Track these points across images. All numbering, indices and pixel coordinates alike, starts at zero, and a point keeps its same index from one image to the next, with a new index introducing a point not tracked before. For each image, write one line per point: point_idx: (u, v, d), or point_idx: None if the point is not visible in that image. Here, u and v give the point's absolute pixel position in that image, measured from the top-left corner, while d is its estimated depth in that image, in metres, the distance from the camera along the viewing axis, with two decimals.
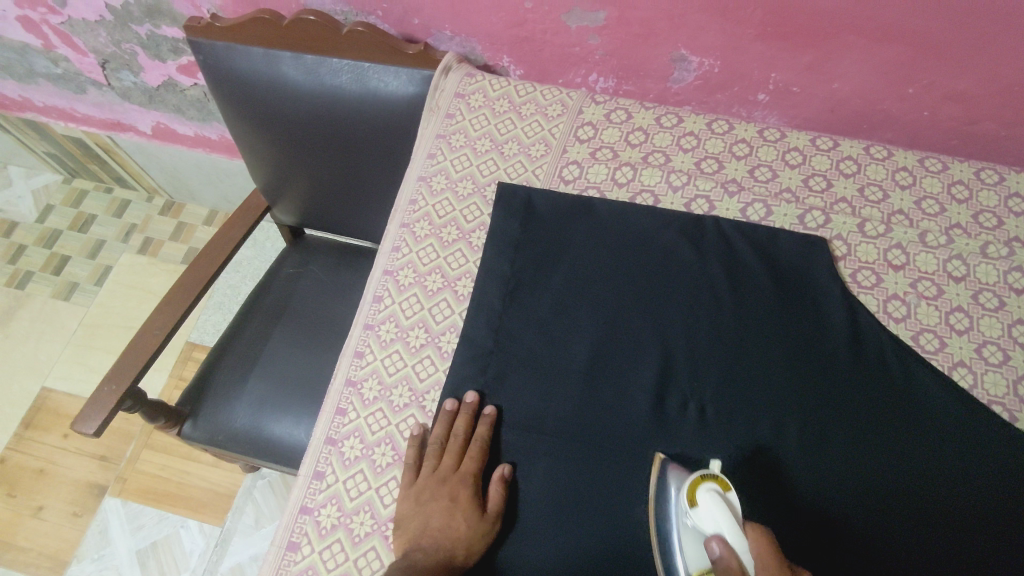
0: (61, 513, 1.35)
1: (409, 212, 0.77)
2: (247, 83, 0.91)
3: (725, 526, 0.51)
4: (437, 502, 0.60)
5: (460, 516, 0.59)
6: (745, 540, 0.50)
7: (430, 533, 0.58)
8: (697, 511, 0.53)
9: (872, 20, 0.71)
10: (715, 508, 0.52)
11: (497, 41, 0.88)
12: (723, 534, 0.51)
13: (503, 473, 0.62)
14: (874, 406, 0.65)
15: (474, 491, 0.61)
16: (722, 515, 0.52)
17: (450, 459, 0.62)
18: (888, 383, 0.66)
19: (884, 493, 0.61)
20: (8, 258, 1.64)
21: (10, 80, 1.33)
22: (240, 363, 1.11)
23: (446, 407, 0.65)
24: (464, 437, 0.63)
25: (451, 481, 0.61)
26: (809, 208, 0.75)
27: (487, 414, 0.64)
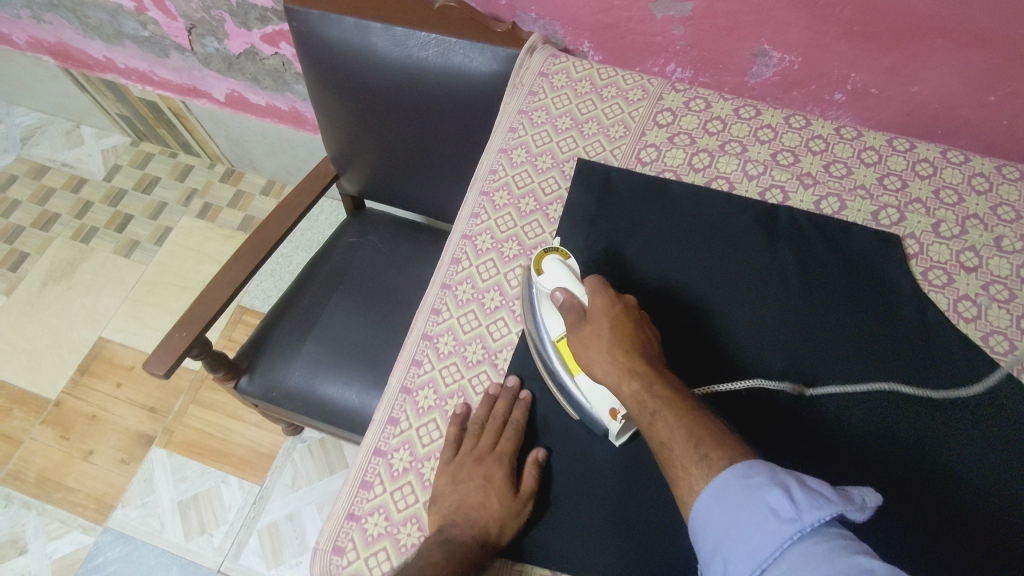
0: (109, 459, 1.39)
1: (489, 180, 0.79)
2: (335, 51, 0.94)
3: (566, 280, 0.64)
4: (473, 481, 0.60)
5: (495, 496, 0.59)
6: (582, 283, 0.63)
7: (465, 511, 0.58)
8: (543, 276, 0.65)
9: (963, 24, 0.72)
10: (555, 268, 0.64)
11: (580, 26, 0.91)
12: (564, 286, 0.63)
13: (537, 457, 0.62)
14: (927, 402, 0.64)
15: (508, 473, 0.61)
16: (563, 274, 0.64)
17: (487, 440, 0.62)
18: (946, 382, 0.65)
19: (952, 475, 0.60)
20: (74, 212, 1.70)
21: (98, 40, 1.39)
22: (298, 323, 1.15)
23: (489, 391, 0.66)
24: (502, 419, 0.64)
25: (487, 461, 0.61)
26: (882, 205, 0.76)
27: (522, 399, 0.65)
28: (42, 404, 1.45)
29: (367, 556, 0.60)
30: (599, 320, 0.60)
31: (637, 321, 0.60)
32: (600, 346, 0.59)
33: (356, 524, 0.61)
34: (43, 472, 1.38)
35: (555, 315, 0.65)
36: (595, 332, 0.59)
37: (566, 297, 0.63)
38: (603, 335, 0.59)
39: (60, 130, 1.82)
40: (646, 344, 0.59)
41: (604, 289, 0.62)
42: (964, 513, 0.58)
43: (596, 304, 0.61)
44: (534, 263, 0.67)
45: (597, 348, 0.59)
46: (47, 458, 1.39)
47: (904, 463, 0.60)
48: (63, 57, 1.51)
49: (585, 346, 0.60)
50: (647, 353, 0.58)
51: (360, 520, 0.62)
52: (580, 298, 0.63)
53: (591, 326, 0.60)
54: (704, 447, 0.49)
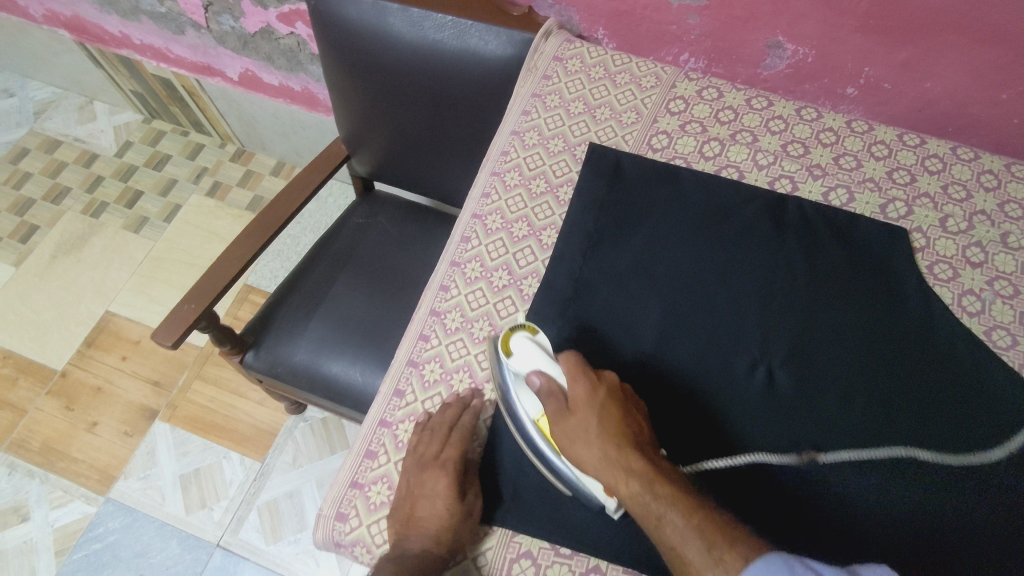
0: (113, 431, 1.41)
1: (501, 161, 0.80)
2: (352, 31, 0.95)
3: (541, 360, 0.61)
4: (422, 489, 0.60)
5: (442, 505, 0.58)
6: (556, 363, 0.61)
7: (416, 523, 0.58)
8: (515, 358, 0.62)
9: (978, 20, 0.72)
10: (529, 348, 0.61)
11: (596, 13, 0.92)
12: (540, 368, 0.60)
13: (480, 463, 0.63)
14: (933, 400, 0.64)
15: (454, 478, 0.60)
16: (538, 355, 0.61)
17: (433, 446, 0.60)
18: (954, 380, 0.65)
19: (940, 467, 0.61)
20: (85, 186, 1.71)
21: (115, 16, 1.40)
22: (305, 301, 1.16)
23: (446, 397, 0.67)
24: (449, 424, 0.62)
25: (433, 468, 0.60)
26: (891, 199, 0.76)
27: (471, 406, 0.65)
28: (48, 375, 1.47)
29: (370, 523, 0.61)
30: (584, 409, 0.58)
31: (623, 402, 0.58)
32: (587, 434, 0.57)
33: (360, 493, 0.62)
34: (47, 442, 1.39)
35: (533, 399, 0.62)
36: (581, 423, 0.57)
37: (545, 381, 0.60)
38: (590, 425, 0.57)
39: (73, 105, 1.83)
40: (635, 429, 0.57)
41: (583, 372, 0.59)
42: (944, 516, 0.59)
43: (576, 388, 0.59)
44: (502, 343, 0.63)
45: (586, 439, 0.57)
46: (52, 428, 1.41)
47: (895, 456, 0.61)
48: (80, 32, 1.52)
49: (571, 437, 0.57)
50: (640, 441, 0.56)
51: (364, 488, 0.63)
52: (561, 383, 0.60)
53: (578, 416, 0.58)
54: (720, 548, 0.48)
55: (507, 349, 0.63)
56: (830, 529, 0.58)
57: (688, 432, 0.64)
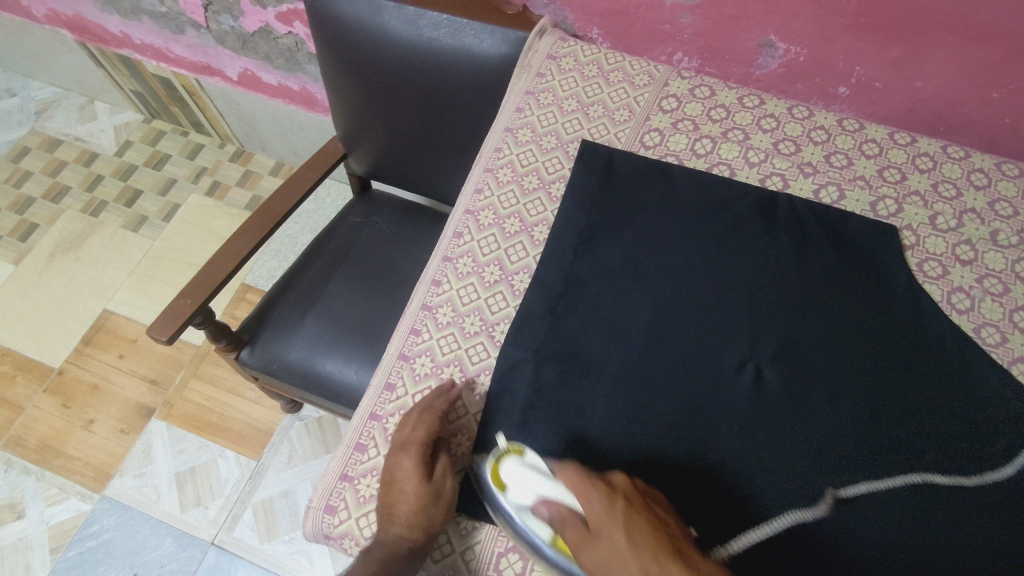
0: (109, 429, 1.41)
1: (494, 158, 0.80)
2: (349, 30, 0.96)
3: (541, 481, 0.57)
4: (393, 474, 0.60)
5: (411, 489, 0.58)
6: (557, 482, 0.57)
7: (387, 507, 0.59)
8: (512, 488, 0.58)
9: (967, 19, 0.72)
10: (521, 473, 0.58)
11: (590, 12, 0.92)
12: (544, 494, 0.56)
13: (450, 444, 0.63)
14: (922, 400, 0.64)
15: (427, 462, 0.60)
16: (531, 478, 0.57)
17: (404, 433, 0.62)
18: (943, 379, 0.65)
19: (929, 470, 0.61)
20: (85, 185, 1.72)
21: (116, 15, 1.41)
22: (301, 300, 1.16)
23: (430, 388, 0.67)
24: (420, 410, 0.63)
25: (402, 452, 0.60)
26: (881, 196, 0.77)
27: (439, 392, 0.64)
28: (45, 372, 1.47)
29: (359, 516, 0.61)
30: (603, 527, 0.51)
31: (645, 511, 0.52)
32: (619, 552, 0.49)
33: (349, 485, 0.62)
34: (44, 439, 1.40)
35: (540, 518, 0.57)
36: (609, 548, 0.50)
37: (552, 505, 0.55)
38: (617, 544, 0.49)
39: (74, 105, 1.84)
40: (667, 535, 0.51)
41: (585, 483, 0.55)
42: (934, 519, 0.59)
43: (591, 507, 0.53)
44: (491, 477, 0.60)
45: (618, 558, 0.49)
46: (48, 425, 1.41)
47: (884, 458, 0.62)
48: (81, 31, 1.53)
49: (601, 560, 0.50)
50: (677, 548, 0.49)
51: (354, 481, 0.62)
52: (571, 505, 0.55)
53: (598, 537, 0.51)
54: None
55: (501, 482, 0.59)
56: (824, 537, 0.58)
57: (678, 429, 0.64)
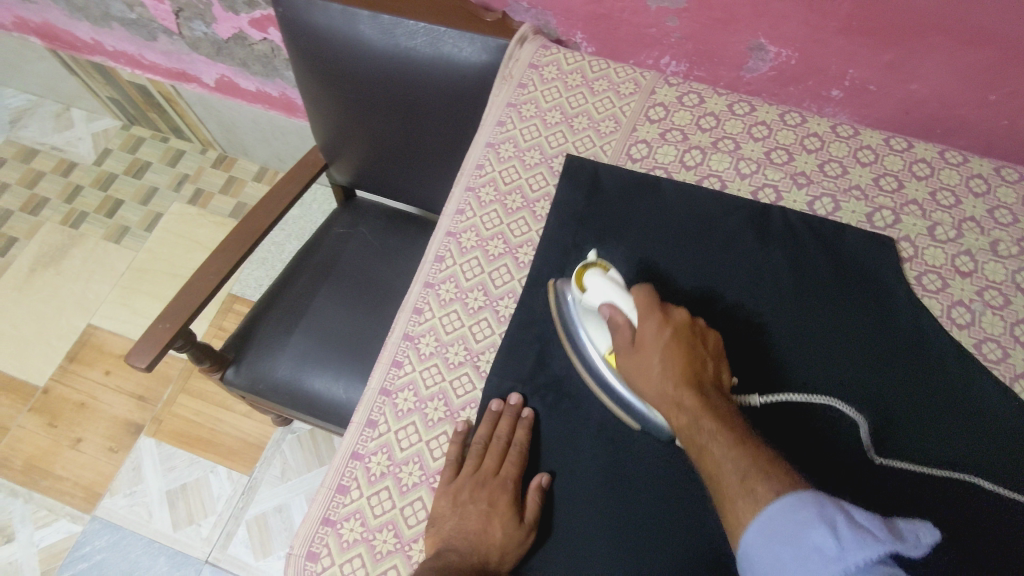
0: (98, 447, 1.39)
1: (475, 176, 0.77)
2: (323, 39, 0.92)
3: (612, 294, 0.62)
4: (475, 505, 0.59)
5: (497, 523, 0.57)
6: (629, 299, 0.62)
7: (464, 535, 0.57)
8: (586, 291, 0.64)
9: (964, 21, 0.69)
10: (601, 283, 0.63)
11: (573, 16, 0.89)
12: (612, 302, 0.62)
13: (540, 483, 0.60)
14: (922, 411, 0.63)
15: (513, 498, 0.59)
16: (608, 287, 0.62)
17: (491, 462, 0.60)
18: (943, 390, 0.64)
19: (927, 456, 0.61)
20: (64, 196, 1.68)
21: (85, 22, 1.36)
22: (286, 315, 1.13)
23: (491, 407, 0.63)
24: (506, 440, 0.61)
25: (491, 485, 0.60)
26: (877, 207, 0.74)
27: (525, 417, 0.63)
28: (30, 391, 1.44)
29: (343, 562, 0.59)
30: (648, 349, 0.59)
31: (691, 341, 0.58)
32: (648, 371, 0.58)
33: (332, 530, 0.60)
34: (31, 460, 1.37)
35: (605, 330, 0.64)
36: (645, 361, 0.58)
37: (612, 315, 0.62)
38: (652, 365, 0.58)
39: (50, 113, 1.80)
40: (697, 367, 0.57)
41: (653, 308, 0.60)
42: (937, 497, 0.59)
43: (645, 327, 0.60)
44: (575, 279, 0.66)
45: (646, 374, 0.58)
46: (35, 445, 1.39)
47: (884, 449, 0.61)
48: (51, 39, 1.48)
49: (641, 376, 0.58)
50: (701, 381, 0.56)
51: (336, 525, 0.60)
52: (629, 319, 0.61)
53: (641, 353, 0.59)
54: (752, 481, 0.48)
55: (582, 285, 0.65)
56: None
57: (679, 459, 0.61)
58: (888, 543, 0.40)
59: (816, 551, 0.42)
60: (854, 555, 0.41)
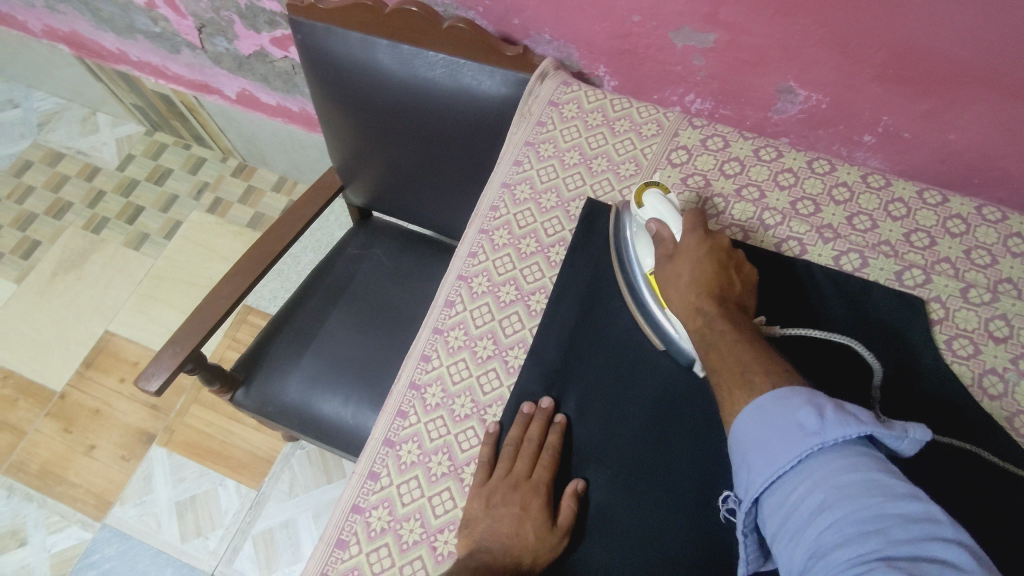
0: (110, 455, 1.40)
1: (489, 217, 0.76)
2: (341, 67, 0.91)
3: (664, 214, 0.64)
4: (507, 507, 0.59)
5: (529, 525, 0.57)
6: (679, 219, 0.64)
7: (497, 538, 0.57)
8: (642, 207, 0.66)
9: (1008, 75, 0.66)
10: (656, 202, 0.65)
11: (596, 50, 0.86)
12: (664, 219, 0.64)
13: (576, 489, 0.60)
14: (964, 484, 0.59)
15: (546, 502, 0.59)
16: (665, 208, 0.64)
17: (523, 466, 0.60)
18: (984, 460, 0.60)
19: None
20: (87, 202, 1.70)
21: (111, 33, 1.37)
22: (298, 337, 1.12)
23: (522, 410, 0.64)
24: (537, 443, 0.61)
25: (523, 488, 0.60)
26: (908, 265, 0.71)
27: (557, 423, 0.63)
28: (47, 396, 1.46)
29: None
30: (684, 259, 0.62)
31: (724, 262, 0.61)
32: (677, 280, 0.61)
33: None
34: (45, 465, 1.39)
35: (649, 247, 0.66)
36: (678, 267, 0.62)
37: (659, 230, 0.64)
38: (682, 272, 0.61)
39: (76, 117, 1.81)
40: (727, 283, 0.60)
41: (699, 229, 0.63)
42: None
43: (688, 241, 0.62)
44: (634, 195, 0.67)
45: (674, 282, 0.62)
46: (50, 451, 1.40)
47: None
48: (78, 47, 1.49)
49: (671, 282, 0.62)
50: (722, 296, 0.60)
51: None
52: (675, 235, 0.64)
53: (676, 262, 0.62)
54: (749, 373, 0.52)
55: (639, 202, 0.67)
56: None
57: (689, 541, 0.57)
58: (869, 427, 0.44)
59: (799, 427, 0.46)
60: (835, 433, 0.44)
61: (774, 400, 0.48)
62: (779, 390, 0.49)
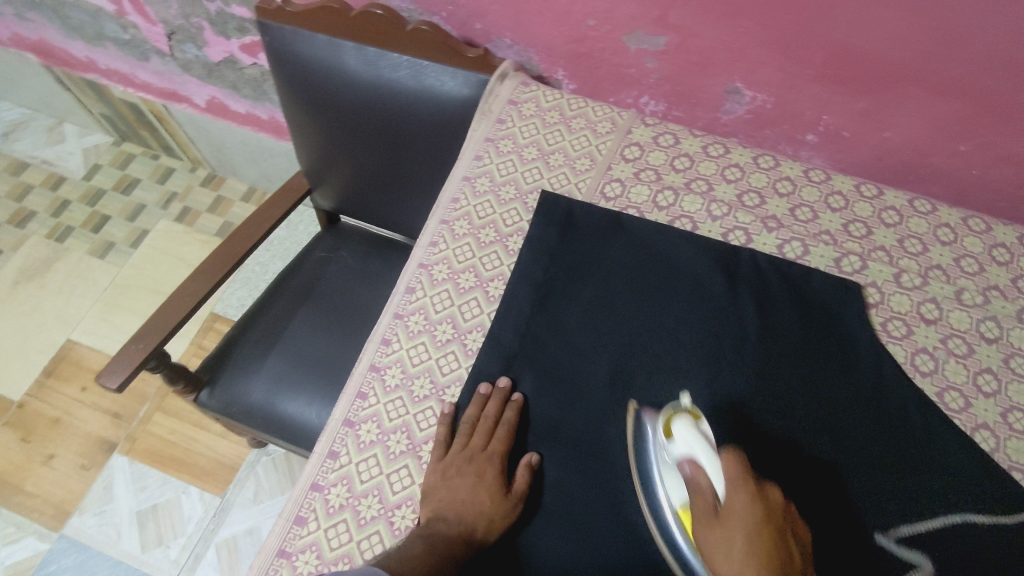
0: (69, 464, 1.37)
1: (450, 209, 0.78)
2: (308, 69, 0.94)
3: (700, 451, 0.54)
4: (462, 478, 0.60)
5: (484, 494, 0.59)
6: (716, 458, 0.53)
7: (453, 506, 0.59)
8: (674, 442, 0.57)
9: (935, 75, 0.71)
10: (687, 436, 0.56)
11: (555, 54, 0.90)
12: (696, 458, 0.54)
13: (530, 461, 0.62)
14: (893, 449, 0.63)
15: (500, 472, 0.61)
16: (698, 444, 0.55)
17: (479, 438, 0.62)
18: (910, 427, 0.64)
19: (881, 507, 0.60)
20: (51, 210, 1.68)
21: (79, 41, 1.38)
22: (263, 338, 1.13)
23: (480, 390, 0.66)
24: (494, 419, 0.63)
25: (478, 459, 0.61)
26: (846, 252, 0.75)
27: (513, 400, 0.65)
28: (5, 405, 1.43)
29: None
30: (733, 525, 0.48)
31: (781, 533, 0.47)
32: (728, 550, 0.47)
33: (286, 562, 0.59)
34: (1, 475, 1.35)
35: (683, 488, 0.57)
36: (725, 536, 0.48)
37: (693, 473, 0.54)
38: (733, 542, 0.47)
39: (42, 126, 1.80)
40: (788, 565, 0.46)
41: (742, 479, 0.50)
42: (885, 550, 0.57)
43: (733, 499, 0.49)
44: (663, 427, 0.59)
45: (725, 554, 0.47)
46: (7, 461, 1.37)
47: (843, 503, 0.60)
48: (45, 55, 1.49)
49: (715, 550, 0.48)
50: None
51: (291, 557, 0.60)
52: (712, 482, 0.52)
53: (723, 530, 0.48)
54: None
55: (668, 432, 0.58)
56: None
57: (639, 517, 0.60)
58: None
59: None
60: None
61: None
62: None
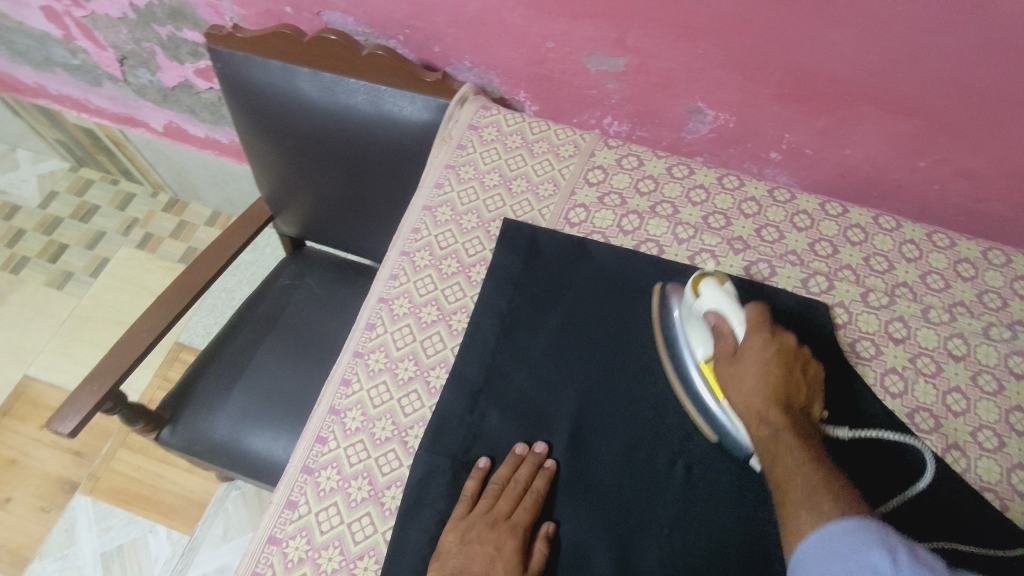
0: (28, 507, 1.31)
1: (411, 240, 0.76)
2: (263, 96, 0.91)
3: (724, 305, 0.63)
4: (482, 546, 0.57)
5: (500, 568, 0.55)
6: (741, 312, 0.62)
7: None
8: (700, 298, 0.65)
9: (891, 93, 0.71)
10: (713, 292, 0.64)
11: (515, 76, 0.89)
12: (722, 310, 0.63)
13: (547, 531, 0.58)
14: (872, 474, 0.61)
15: (520, 544, 0.57)
16: (723, 301, 0.63)
17: (504, 505, 0.58)
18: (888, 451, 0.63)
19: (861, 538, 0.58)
20: (5, 241, 1.63)
21: (28, 67, 1.33)
22: (227, 372, 1.09)
23: (515, 450, 0.62)
24: (523, 485, 0.59)
25: (500, 527, 0.57)
26: (813, 272, 0.74)
27: (547, 467, 0.61)
28: None
29: None
30: (750, 358, 0.59)
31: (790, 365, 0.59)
32: (742, 382, 0.58)
33: None
34: None
35: (704, 337, 0.64)
36: (744, 368, 0.59)
37: (719, 323, 0.63)
38: (749, 375, 0.58)
39: None
40: (791, 393, 0.57)
41: (762, 326, 0.61)
42: None
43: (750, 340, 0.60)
44: (690, 285, 0.66)
45: (739, 385, 0.58)
46: None
47: None
48: None
49: (734, 378, 0.59)
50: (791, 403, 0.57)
51: None
52: (735, 331, 0.62)
53: (742, 364, 0.59)
54: (820, 496, 0.48)
55: (695, 291, 0.66)
56: None
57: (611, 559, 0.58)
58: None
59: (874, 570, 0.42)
60: None
61: (843, 533, 0.45)
62: (846, 516, 0.46)
